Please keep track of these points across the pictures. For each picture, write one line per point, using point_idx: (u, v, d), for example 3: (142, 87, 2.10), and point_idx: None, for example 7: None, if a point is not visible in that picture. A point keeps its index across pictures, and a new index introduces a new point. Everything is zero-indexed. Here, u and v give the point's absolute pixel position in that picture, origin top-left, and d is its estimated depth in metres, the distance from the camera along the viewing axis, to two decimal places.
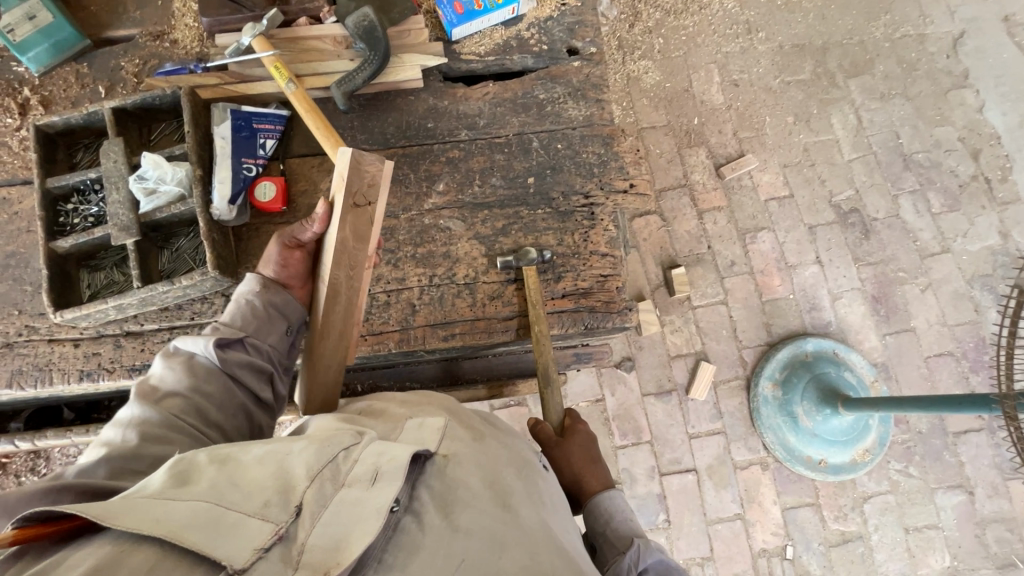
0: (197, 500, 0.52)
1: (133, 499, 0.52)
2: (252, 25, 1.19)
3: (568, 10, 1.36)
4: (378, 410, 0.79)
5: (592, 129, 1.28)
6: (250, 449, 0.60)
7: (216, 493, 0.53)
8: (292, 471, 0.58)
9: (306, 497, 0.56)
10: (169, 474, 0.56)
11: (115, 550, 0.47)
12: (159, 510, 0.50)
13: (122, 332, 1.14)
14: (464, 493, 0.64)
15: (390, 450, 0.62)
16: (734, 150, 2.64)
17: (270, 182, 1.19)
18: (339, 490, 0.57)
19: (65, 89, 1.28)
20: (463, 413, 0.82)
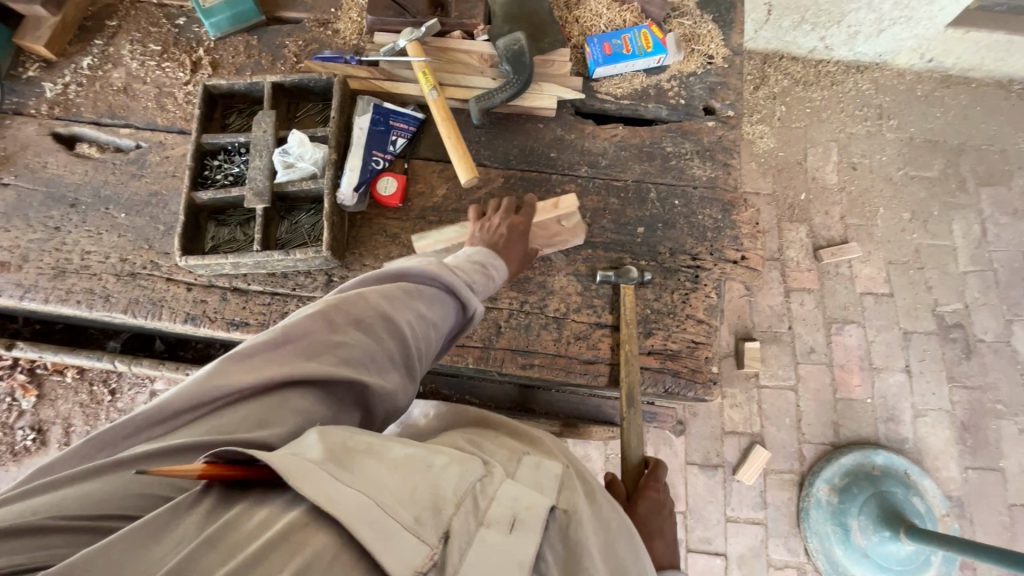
0: (359, 492, 0.53)
1: (303, 463, 0.54)
2: (411, 30, 1.27)
3: (713, 69, 1.35)
4: (493, 445, 0.79)
5: (713, 191, 1.25)
6: (391, 452, 0.61)
7: (375, 489, 0.54)
8: (440, 490, 0.58)
9: (453, 523, 0.56)
10: (324, 446, 0.57)
11: (300, 521, 0.50)
12: (329, 488, 0.52)
13: (229, 287, 1.21)
14: (589, 559, 0.63)
15: (524, 497, 0.63)
16: (838, 234, 2.52)
17: (392, 179, 1.25)
18: (480, 529, 0.57)
19: (233, 56, 1.40)
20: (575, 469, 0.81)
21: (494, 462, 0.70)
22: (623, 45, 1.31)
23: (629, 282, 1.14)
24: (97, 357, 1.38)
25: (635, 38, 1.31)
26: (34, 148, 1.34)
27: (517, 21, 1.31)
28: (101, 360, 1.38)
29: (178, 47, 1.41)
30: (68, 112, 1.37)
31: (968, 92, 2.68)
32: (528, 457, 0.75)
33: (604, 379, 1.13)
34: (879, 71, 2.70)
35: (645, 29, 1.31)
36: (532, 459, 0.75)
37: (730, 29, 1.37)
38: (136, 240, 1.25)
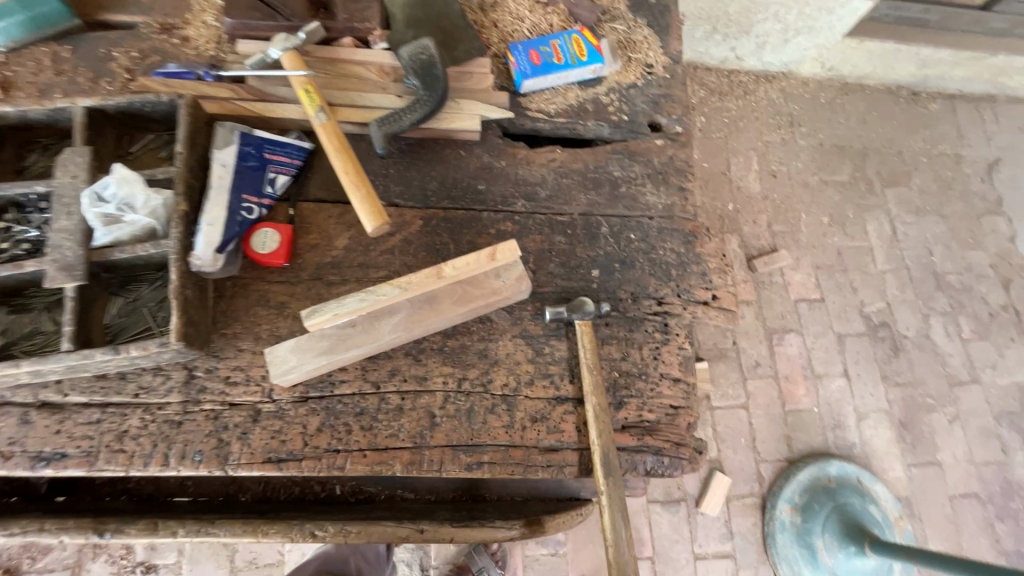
0: None
1: None
2: (285, 36, 0.98)
3: (654, 80, 1.18)
4: None
5: (672, 221, 1.07)
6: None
7: None
8: None
9: None
10: None
11: None
12: None
13: (34, 402, 0.84)
14: None
15: None
16: (767, 243, 2.50)
17: (273, 230, 0.94)
18: None
19: (33, 73, 1.02)
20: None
21: None
22: (552, 53, 1.10)
23: (588, 317, 0.93)
24: None
25: (566, 45, 1.11)
26: None
27: (423, 27, 1.08)
28: None
29: None
30: None
31: (865, 99, 2.80)
32: None
33: (573, 470, 0.89)
34: (786, 79, 2.76)
35: (576, 34, 1.12)
36: None
37: (667, 35, 1.22)
38: None
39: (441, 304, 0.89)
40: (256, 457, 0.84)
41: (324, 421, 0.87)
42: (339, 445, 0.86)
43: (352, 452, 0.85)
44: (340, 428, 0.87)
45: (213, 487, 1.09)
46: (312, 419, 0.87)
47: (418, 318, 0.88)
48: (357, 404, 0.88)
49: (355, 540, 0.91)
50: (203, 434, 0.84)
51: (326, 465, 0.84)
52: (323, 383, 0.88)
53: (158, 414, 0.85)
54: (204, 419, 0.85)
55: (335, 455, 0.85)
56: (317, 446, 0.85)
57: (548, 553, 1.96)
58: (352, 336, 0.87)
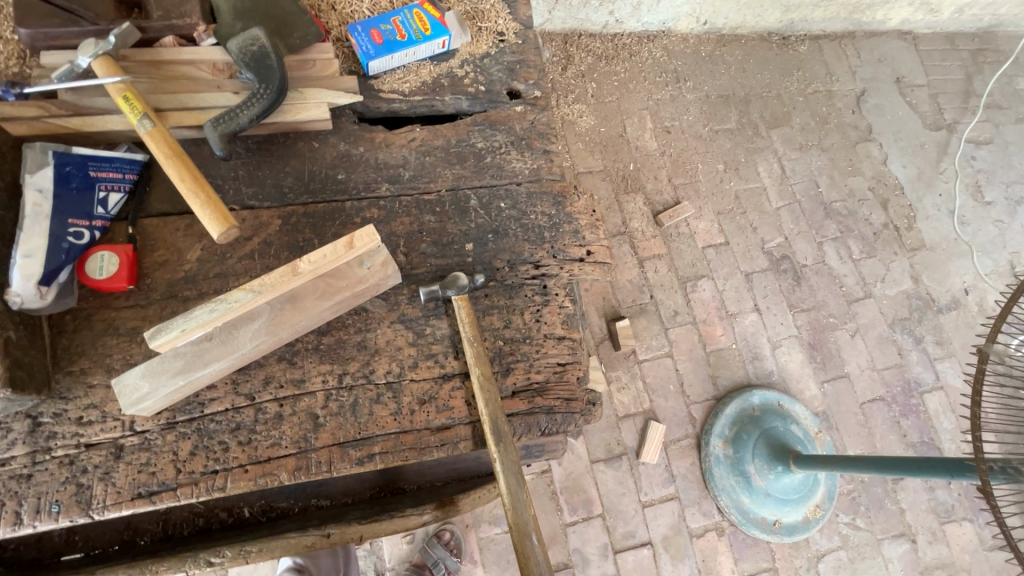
0: None
1: None
2: (93, 41, 0.90)
3: (507, 47, 1.18)
4: None
5: (540, 184, 1.08)
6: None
7: None
8: None
9: None
10: None
11: None
12: None
13: None
14: None
15: None
16: (670, 198, 2.59)
17: (110, 252, 0.87)
18: None
19: None
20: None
21: None
22: (395, 30, 1.07)
23: (464, 290, 0.93)
24: None
25: (408, 20, 1.08)
26: None
27: (252, 16, 1.02)
28: None
29: None
30: None
31: (741, 48, 2.94)
32: None
33: (468, 444, 0.90)
34: (666, 38, 2.85)
35: (417, 8, 1.09)
36: None
37: (514, 1, 1.21)
38: None
39: (305, 301, 0.86)
40: (124, 495, 0.78)
41: (197, 444, 0.82)
42: (217, 465, 0.81)
43: (231, 470, 0.81)
44: (217, 448, 0.82)
45: (105, 537, 1.01)
46: (183, 443, 0.82)
47: (282, 321, 0.85)
48: (231, 420, 0.84)
49: (256, 560, 0.90)
50: (59, 483, 0.78)
51: (205, 489, 0.80)
52: (190, 405, 0.83)
53: (2, 471, 0.77)
54: (57, 466, 0.78)
55: (213, 476, 0.81)
56: (192, 471, 0.81)
57: (502, 531, 1.95)
58: (211, 350, 0.82)
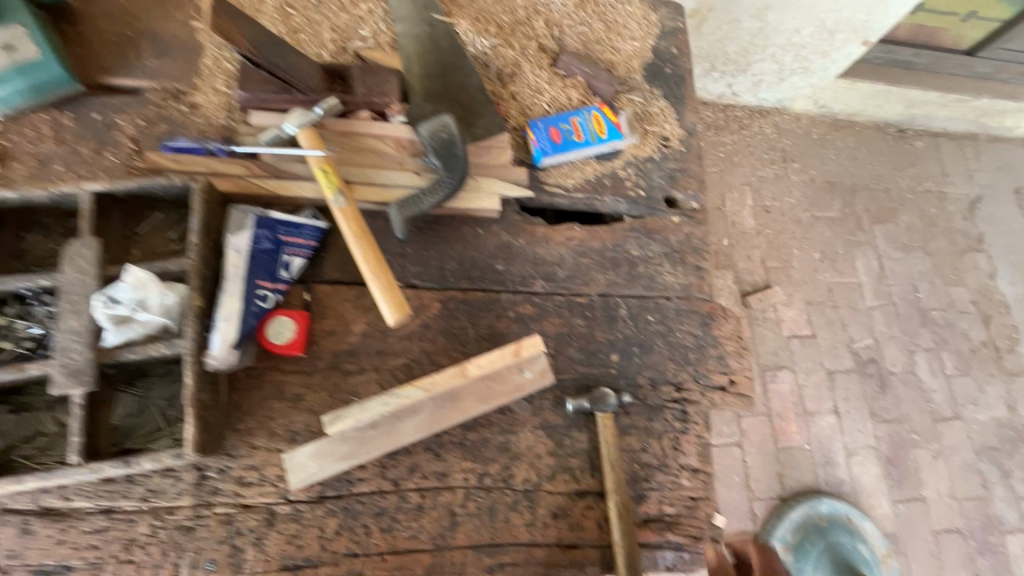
0: None
1: None
2: (303, 112, 0.95)
3: (670, 153, 1.18)
4: None
5: (689, 302, 1.07)
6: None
7: None
8: None
9: None
10: None
11: None
12: None
13: (36, 509, 0.79)
14: None
15: None
16: (761, 279, 2.54)
17: (288, 319, 0.92)
18: None
19: (35, 143, 0.98)
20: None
21: None
22: (572, 130, 1.11)
23: (612, 408, 0.93)
24: None
25: (586, 121, 1.12)
26: None
27: (442, 100, 1.06)
28: None
29: None
30: None
31: (855, 135, 2.85)
32: None
33: (594, 567, 0.89)
34: (780, 114, 2.80)
35: (596, 111, 1.13)
36: None
37: (682, 107, 1.23)
38: None
39: (465, 401, 0.88)
40: (272, 564, 0.81)
41: (342, 524, 0.84)
42: (358, 549, 0.83)
43: (371, 556, 0.83)
44: (359, 530, 0.84)
45: None
46: (329, 520, 0.84)
47: (441, 418, 0.87)
48: (375, 505, 0.85)
49: None
50: (216, 541, 0.81)
51: (345, 571, 0.82)
52: (340, 482, 0.85)
53: (168, 519, 0.81)
54: (216, 523, 0.82)
55: (353, 560, 0.83)
56: (335, 550, 0.83)
57: None
58: (373, 439, 0.85)
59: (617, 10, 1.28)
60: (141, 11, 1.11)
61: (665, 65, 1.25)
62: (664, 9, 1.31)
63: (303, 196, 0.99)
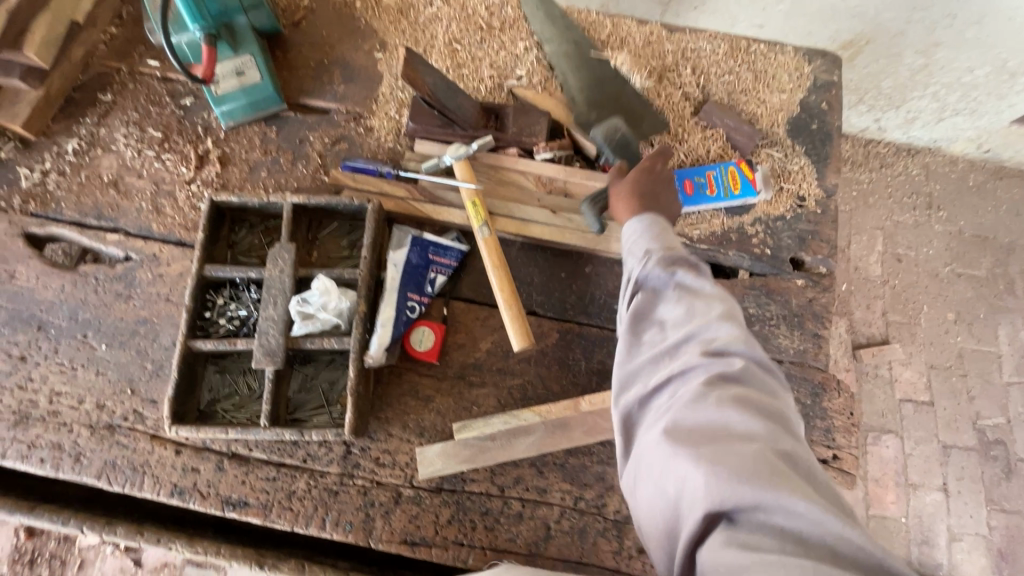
0: None
1: None
2: (459, 147, 1.07)
3: (804, 214, 1.17)
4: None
5: (802, 368, 1.07)
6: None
7: None
8: None
9: None
10: None
11: None
12: None
13: (227, 452, 1.00)
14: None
15: None
16: (878, 332, 2.37)
17: (428, 330, 1.06)
18: None
19: (247, 151, 1.20)
20: (713, 380, 0.71)
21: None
22: (706, 184, 1.14)
23: None
24: (43, 518, 1.02)
25: (721, 176, 1.15)
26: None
27: (604, 107, 1.19)
28: (57, 525, 1.01)
29: (182, 136, 1.21)
30: (46, 208, 1.16)
31: None
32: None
33: None
34: (931, 155, 2.54)
35: (733, 166, 1.15)
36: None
37: (824, 166, 1.20)
38: (118, 381, 1.05)
39: (574, 431, 0.97)
40: (395, 536, 0.96)
41: (454, 515, 0.97)
42: (464, 539, 0.96)
43: (475, 548, 0.96)
44: (467, 523, 0.97)
45: None
46: (444, 510, 0.97)
47: (550, 443, 0.97)
48: (482, 505, 0.98)
49: None
50: (354, 507, 0.98)
51: (452, 557, 0.95)
52: (456, 478, 0.98)
53: (320, 480, 0.99)
54: (355, 492, 0.99)
55: (459, 548, 0.96)
56: (446, 536, 0.96)
57: None
58: (489, 449, 0.97)
59: (769, 60, 1.27)
60: (335, 40, 1.29)
61: (812, 120, 1.23)
62: (820, 60, 1.28)
63: (451, 220, 1.12)
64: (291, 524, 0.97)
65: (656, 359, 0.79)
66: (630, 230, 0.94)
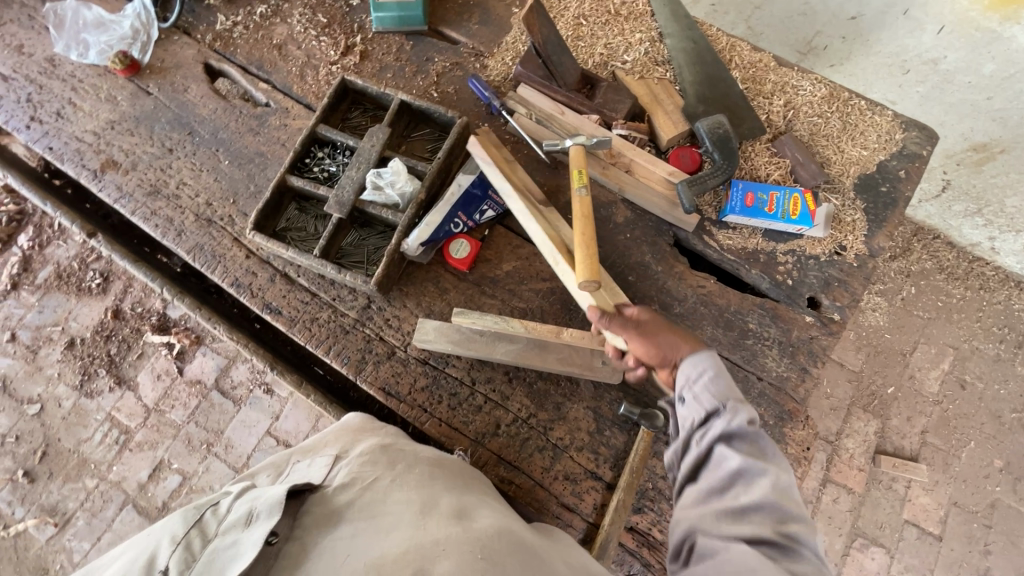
0: (391, 524, 0.72)
1: (368, 533, 0.69)
2: (582, 137, 1.19)
3: (839, 262, 1.22)
4: (404, 468, 0.86)
5: (777, 392, 1.14)
6: (335, 527, 0.71)
7: (389, 526, 0.71)
8: (415, 511, 0.75)
9: (406, 512, 0.74)
10: (367, 524, 0.71)
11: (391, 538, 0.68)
12: (378, 527, 0.71)
13: (281, 270, 1.24)
14: (438, 484, 0.85)
15: (430, 500, 0.78)
16: (909, 448, 2.23)
17: (465, 241, 1.22)
18: (415, 519, 0.73)
19: (383, 53, 1.43)
20: (782, 542, 0.76)
21: (414, 491, 0.80)
22: (767, 201, 1.21)
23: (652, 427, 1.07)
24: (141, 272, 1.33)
25: (783, 199, 1.21)
26: (184, 69, 1.44)
27: (710, 104, 1.30)
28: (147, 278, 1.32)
29: (340, 27, 1.46)
30: (225, 50, 1.46)
31: None
32: (430, 484, 0.83)
33: (573, 532, 1.06)
34: None
35: (798, 194, 1.21)
36: (429, 482, 0.84)
37: (878, 227, 1.23)
38: (226, 191, 1.31)
39: (548, 355, 1.12)
40: (376, 382, 1.15)
41: (428, 385, 1.14)
42: (428, 407, 1.13)
43: (433, 418, 1.12)
44: (435, 396, 1.14)
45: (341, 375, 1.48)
46: (422, 379, 1.15)
47: (526, 357, 1.12)
48: (453, 387, 1.14)
49: None
50: (355, 348, 1.18)
51: (413, 416, 1.13)
52: (441, 358, 1.16)
53: (339, 318, 1.20)
54: (359, 338, 1.18)
55: (422, 411, 1.13)
56: (415, 399, 1.14)
57: None
58: (475, 342, 1.13)
59: (864, 116, 1.31)
60: None
61: (883, 183, 1.26)
62: (915, 133, 1.30)
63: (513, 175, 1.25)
64: (305, 340, 1.19)
65: (727, 492, 0.83)
66: (693, 360, 0.97)
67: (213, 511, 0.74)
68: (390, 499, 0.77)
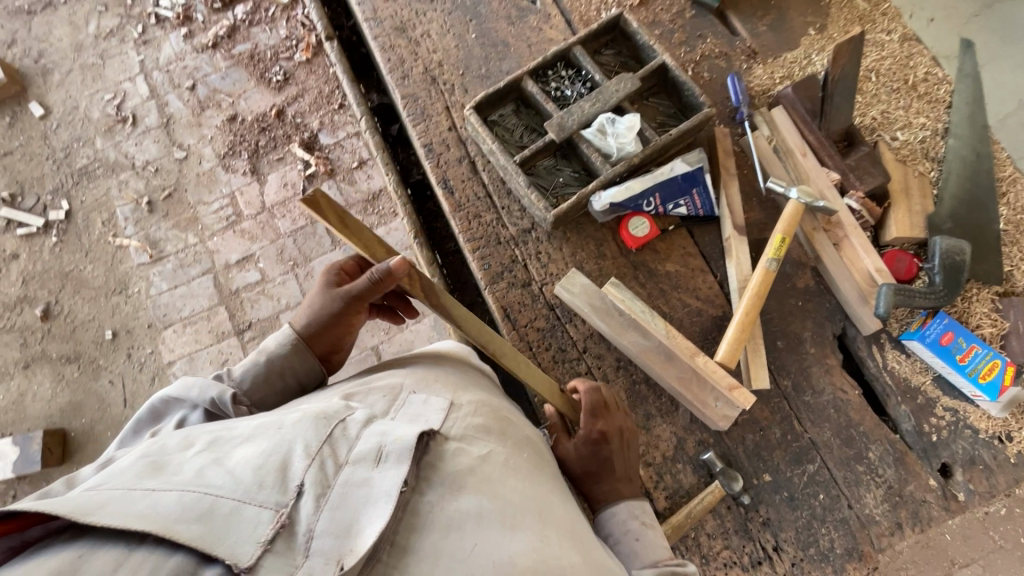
0: (517, 511, 0.69)
1: (495, 514, 0.67)
2: (810, 194, 1.12)
3: (998, 448, 1.10)
4: (512, 445, 0.83)
5: (861, 529, 1.07)
6: (464, 493, 0.69)
7: (515, 512, 0.69)
8: (536, 508, 0.73)
9: (528, 504, 0.72)
10: (497, 506, 0.69)
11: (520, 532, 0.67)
12: (506, 513, 0.68)
13: (471, 157, 1.26)
14: (543, 480, 0.82)
15: (544, 501, 0.76)
16: None
17: (644, 222, 1.19)
18: (537, 521, 0.71)
19: (662, 9, 1.38)
20: None
21: (529, 480, 0.78)
22: (963, 350, 1.08)
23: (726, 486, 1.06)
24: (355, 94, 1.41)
25: (981, 359, 1.07)
26: None
27: (960, 226, 1.18)
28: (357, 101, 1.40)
29: None
30: None
31: None
32: (537, 475, 0.81)
33: None
34: None
35: (1001, 361, 1.07)
36: (535, 472, 0.82)
37: None
38: (459, 61, 1.33)
39: (668, 367, 1.09)
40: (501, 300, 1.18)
41: (545, 330, 1.16)
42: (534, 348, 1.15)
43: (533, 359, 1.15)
44: (544, 342, 1.16)
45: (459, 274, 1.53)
46: (541, 321, 1.17)
47: (647, 357, 1.10)
48: (564, 345, 1.16)
49: None
50: (499, 260, 1.20)
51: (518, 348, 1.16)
52: (568, 313, 1.17)
53: (498, 227, 1.22)
54: (507, 254, 1.21)
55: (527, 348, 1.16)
56: (527, 334, 1.16)
57: None
58: (608, 317, 1.12)
59: None
60: None
61: None
62: None
63: (726, 191, 1.20)
64: (461, 229, 1.22)
65: None
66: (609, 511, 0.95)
67: (342, 427, 0.68)
68: (510, 479, 0.75)
